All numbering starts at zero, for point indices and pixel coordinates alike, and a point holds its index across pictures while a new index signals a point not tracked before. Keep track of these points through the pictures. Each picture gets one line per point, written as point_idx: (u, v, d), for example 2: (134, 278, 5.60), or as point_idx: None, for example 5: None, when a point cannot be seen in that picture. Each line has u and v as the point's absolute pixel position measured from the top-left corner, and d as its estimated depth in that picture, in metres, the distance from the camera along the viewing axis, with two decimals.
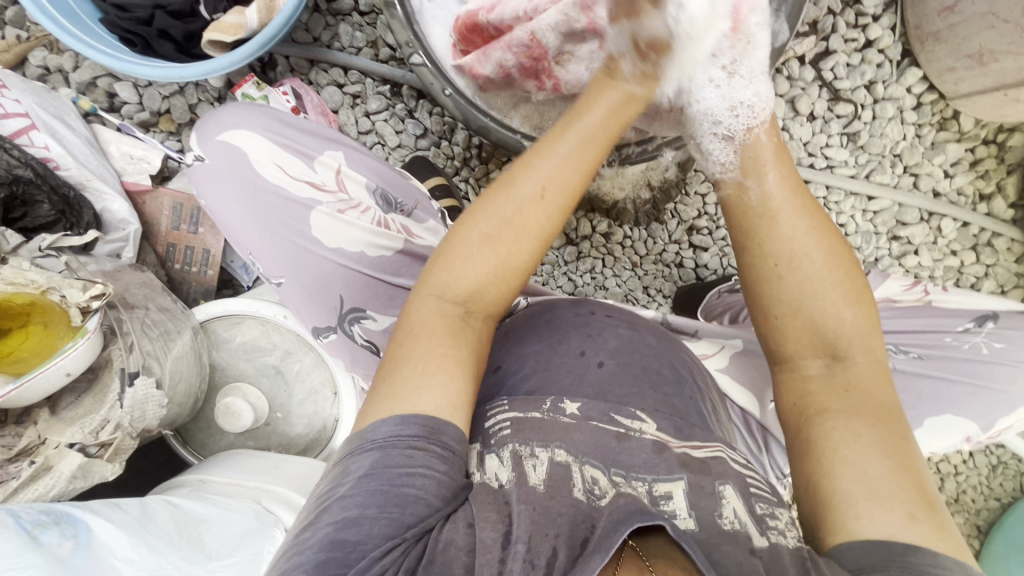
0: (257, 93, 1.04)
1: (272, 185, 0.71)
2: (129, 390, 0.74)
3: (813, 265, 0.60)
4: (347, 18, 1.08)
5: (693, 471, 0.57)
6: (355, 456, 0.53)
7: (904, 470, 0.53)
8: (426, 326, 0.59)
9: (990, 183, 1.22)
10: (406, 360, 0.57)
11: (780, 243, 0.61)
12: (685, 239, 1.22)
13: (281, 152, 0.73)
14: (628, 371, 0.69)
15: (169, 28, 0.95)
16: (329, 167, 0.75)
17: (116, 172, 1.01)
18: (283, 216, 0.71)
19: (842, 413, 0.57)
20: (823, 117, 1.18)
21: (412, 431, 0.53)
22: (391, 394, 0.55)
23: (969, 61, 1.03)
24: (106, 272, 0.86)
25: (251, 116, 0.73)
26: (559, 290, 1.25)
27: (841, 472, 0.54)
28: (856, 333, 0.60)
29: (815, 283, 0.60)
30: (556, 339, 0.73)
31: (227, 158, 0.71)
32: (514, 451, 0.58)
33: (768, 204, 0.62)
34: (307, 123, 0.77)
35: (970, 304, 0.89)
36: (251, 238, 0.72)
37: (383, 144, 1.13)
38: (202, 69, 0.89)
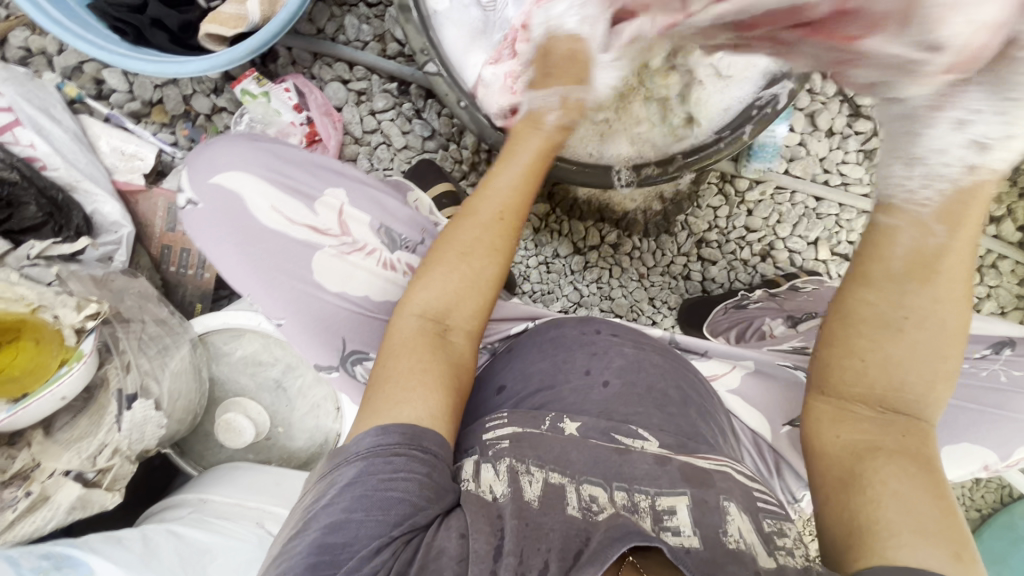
0: (257, 90, 0.97)
1: (270, 230, 0.68)
2: (127, 413, 0.72)
3: (929, 330, 0.54)
4: (353, 9, 1.02)
5: (696, 485, 0.57)
6: (340, 468, 0.53)
7: (940, 514, 0.51)
8: (408, 342, 0.60)
9: (1001, 207, 1.21)
10: (388, 380, 0.58)
11: (918, 298, 0.53)
12: (694, 251, 1.20)
13: (277, 194, 0.68)
14: (635, 392, 0.69)
15: (163, 18, 0.88)
16: (330, 207, 0.70)
17: (106, 170, 0.95)
18: (284, 262, 0.68)
19: (890, 457, 0.54)
20: (842, 133, 1.14)
21: (394, 439, 0.53)
22: (377, 408, 0.56)
23: None
24: (98, 279, 0.82)
25: (243, 154, 0.68)
26: (564, 299, 1.22)
27: (909, 504, 0.51)
28: (932, 396, 0.56)
29: (920, 349, 0.55)
30: (560, 357, 0.74)
31: (220, 202, 0.67)
32: (510, 466, 0.58)
33: (919, 257, 0.52)
34: (305, 155, 0.71)
35: (986, 330, 0.80)
36: (249, 283, 0.68)
37: (388, 145, 1.08)
38: (200, 65, 0.84)
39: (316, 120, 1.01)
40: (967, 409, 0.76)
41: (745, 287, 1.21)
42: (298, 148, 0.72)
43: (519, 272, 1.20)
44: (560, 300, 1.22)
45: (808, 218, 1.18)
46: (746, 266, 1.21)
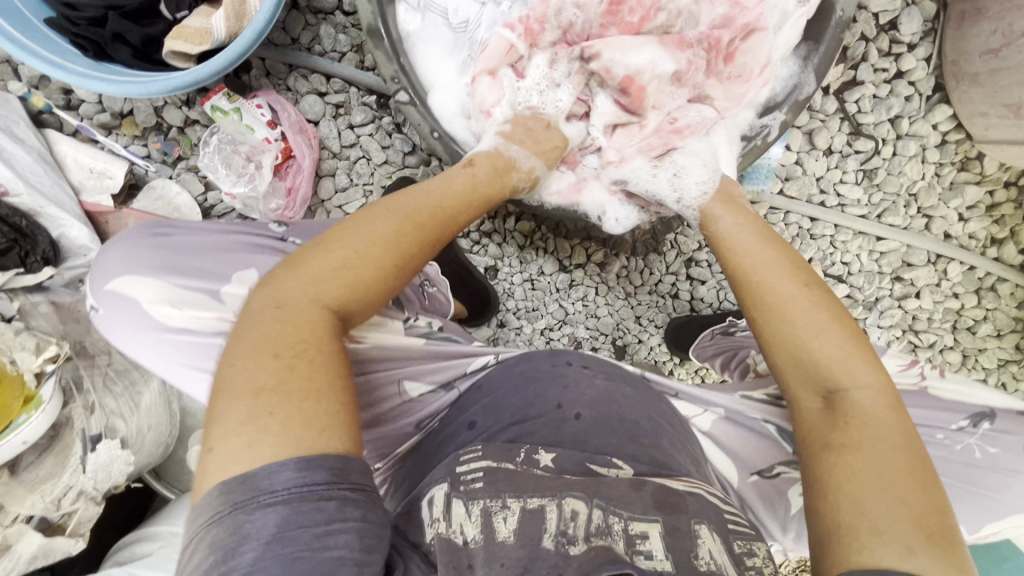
0: (229, 105, 0.95)
1: (172, 327, 0.66)
2: (92, 454, 0.72)
3: (811, 311, 0.62)
4: (329, 18, 0.97)
5: (669, 512, 0.57)
6: (250, 516, 0.42)
7: (903, 500, 0.50)
8: (282, 333, 0.50)
9: (1005, 229, 1.17)
10: (273, 383, 0.48)
11: (782, 292, 0.63)
12: (683, 270, 1.18)
13: (174, 290, 0.67)
14: (606, 423, 0.69)
15: (124, 33, 0.83)
16: (239, 295, 0.69)
17: (74, 188, 0.94)
18: (196, 354, 0.67)
19: (851, 449, 0.54)
20: (841, 151, 1.10)
21: (319, 479, 0.44)
22: (266, 435, 0.45)
23: (1005, 110, 0.94)
24: (64, 309, 0.81)
25: (134, 252, 0.68)
26: (549, 316, 1.20)
27: (873, 499, 0.50)
28: (867, 371, 0.58)
29: (816, 329, 0.60)
30: (531, 391, 0.72)
31: (117, 305, 0.66)
32: (484, 509, 0.55)
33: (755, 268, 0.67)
34: (203, 244, 0.72)
35: (972, 399, 0.76)
36: (167, 374, 0.68)
37: (368, 160, 1.04)
38: (163, 86, 0.80)
39: (290, 137, 0.97)
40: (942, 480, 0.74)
41: (733, 307, 1.20)
42: (196, 236, 0.73)
43: (503, 290, 1.18)
44: (545, 317, 1.19)
45: (802, 238, 1.15)
46: None
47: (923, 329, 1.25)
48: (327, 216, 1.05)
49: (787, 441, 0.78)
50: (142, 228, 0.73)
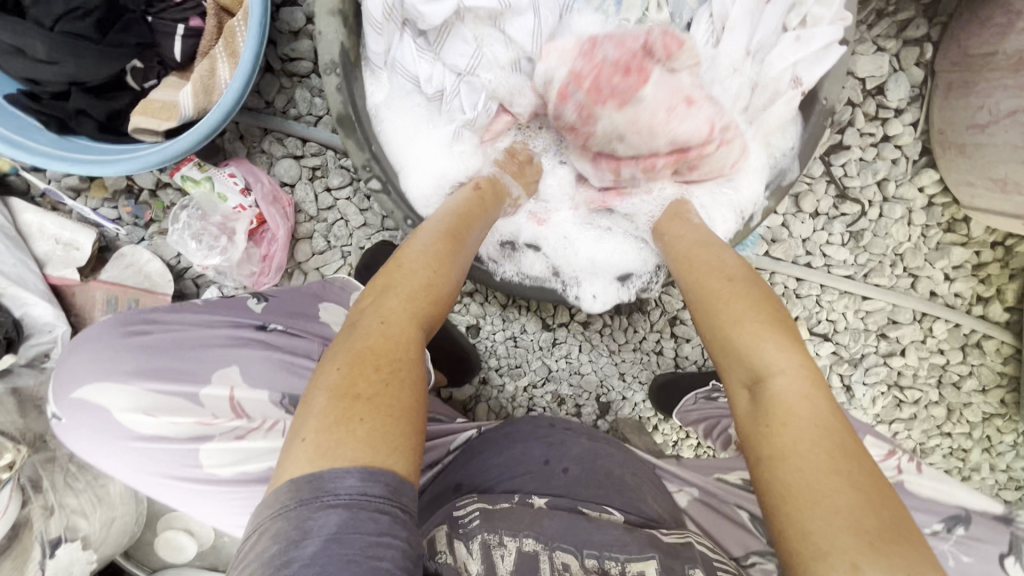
0: (199, 175, 0.91)
1: (143, 436, 0.66)
2: (50, 559, 0.70)
3: (744, 308, 0.65)
4: (304, 81, 0.95)
5: (664, 552, 0.62)
6: (315, 516, 0.46)
7: (836, 508, 0.48)
8: (381, 344, 0.56)
9: (991, 288, 1.16)
10: (370, 387, 0.53)
11: (723, 297, 0.67)
12: (667, 328, 1.16)
13: (148, 397, 0.67)
14: (593, 475, 0.75)
15: (87, 108, 0.80)
16: (219, 395, 0.70)
17: (38, 260, 0.91)
18: (170, 460, 0.67)
19: (786, 445, 0.54)
20: (827, 213, 1.09)
21: (378, 490, 0.47)
22: (355, 434, 0.49)
23: (992, 184, 0.93)
24: (26, 397, 0.78)
25: (106, 357, 0.68)
26: (532, 373, 1.18)
27: (807, 513, 0.49)
28: (789, 364, 0.59)
29: (748, 325, 0.63)
30: (520, 448, 0.79)
31: (88, 413, 0.66)
32: (483, 542, 0.60)
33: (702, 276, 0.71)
34: (182, 342, 0.72)
35: (944, 500, 0.78)
36: (139, 479, 0.68)
37: (345, 222, 1.02)
38: (127, 166, 0.78)
39: (263, 210, 0.94)
40: None
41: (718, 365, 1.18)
42: (176, 331, 0.73)
43: (485, 348, 1.16)
44: (528, 375, 1.18)
45: (788, 297, 1.13)
46: None
47: (908, 385, 1.24)
48: (304, 278, 1.03)
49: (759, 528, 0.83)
50: (119, 319, 0.72)
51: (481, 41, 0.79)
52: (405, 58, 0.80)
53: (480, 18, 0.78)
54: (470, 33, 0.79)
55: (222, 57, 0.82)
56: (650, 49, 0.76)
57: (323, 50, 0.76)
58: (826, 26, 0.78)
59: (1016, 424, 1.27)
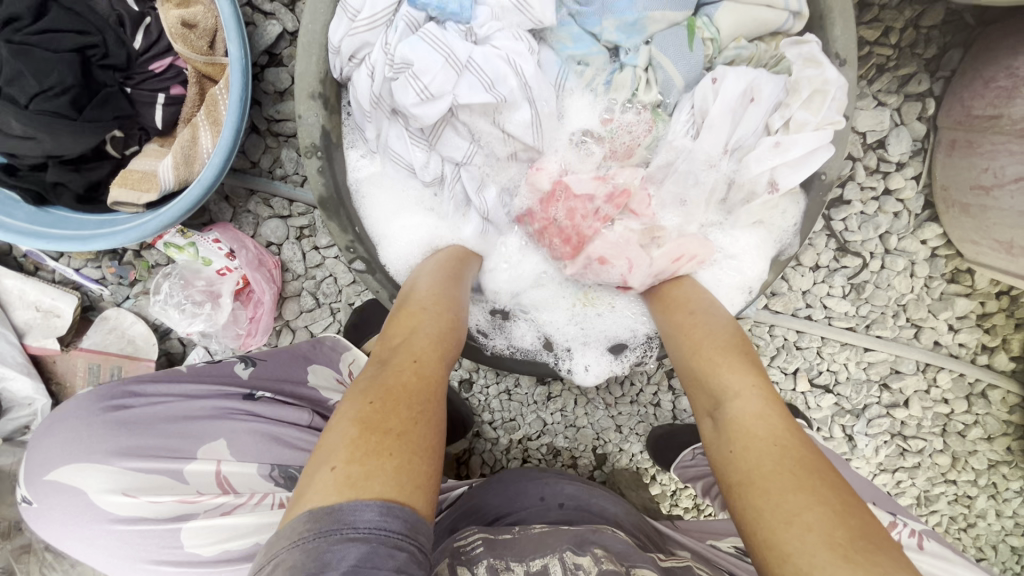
0: (182, 242, 0.89)
1: (123, 518, 0.58)
2: None
3: (706, 344, 0.68)
4: (291, 141, 0.93)
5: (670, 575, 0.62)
6: (333, 549, 0.42)
7: (807, 525, 0.48)
8: (402, 381, 0.55)
9: (996, 338, 1.13)
10: (386, 421, 0.51)
11: (686, 338, 0.70)
12: (665, 381, 1.14)
13: (134, 476, 0.59)
14: (585, 513, 0.80)
15: (65, 181, 0.78)
16: (203, 472, 0.63)
17: (18, 329, 0.89)
18: (151, 546, 0.58)
19: (752, 472, 0.55)
20: (828, 267, 1.06)
21: (396, 526, 0.44)
22: (366, 468, 0.47)
23: (997, 245, 0.90)
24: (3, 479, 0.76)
25: (90, 433, 0.61)
26: (527, 426, 1.15)
27: (784, 535, 0.49)
28: (748, 391, 0.61)
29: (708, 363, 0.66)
30: (516, 490, 0.83)
31: (63, 500, 0.57)
32: (491, 564, 0.61)
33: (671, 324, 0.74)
34: (166, 414, 0.66)
35: None
36: (115, 569, 0.59)
37: (334, 280, 1.00)
38: (106, 240, 0.76)
39: (248, 276, 0.92)
40: None
41: None
42: (161, 403, 0.67)
43: (478, 402, 1.14)
44: (522, 428, 1.15)
45: (788, 350, 1.11)
46: None
47: (912, 434, 1.21)
48: (292, 336, 1.01)
49: None
50: (100, 392, 0.65)
51: (479, 135, 0.77)
52: (394, 140, 0.78)
53: (477, 112, 0.74)
54: (464, 125, 0.76)
55: (204, 126, 0.80)
56: (609, 198, 0.77)
57: (302, 135, 0.75)
58: (811, 132, 0.74)
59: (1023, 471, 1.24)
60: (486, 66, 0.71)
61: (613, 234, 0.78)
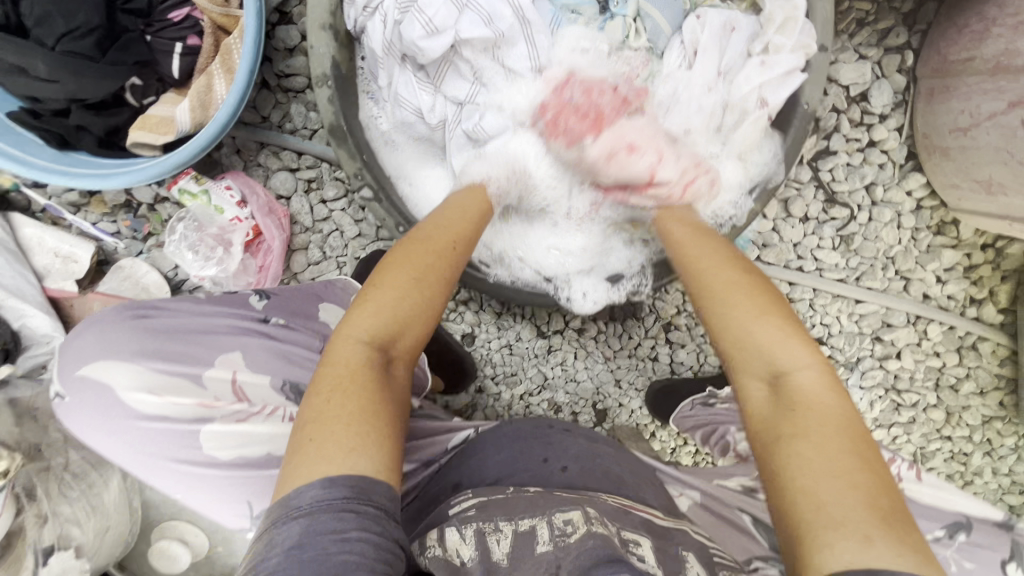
0: (197, 189, 0.93)
1: (148, 416, 0.60)
2: (43, 570, 0.69)
3: (738, 294, 0.63)
4: (300, 96, 0.97)
5: (655, 536, 0.63)
6: (281, 526, 0.46)
7: (852, 492, 0.48)
8: (352, 372, 0.55)
9: (983, 289, 1.17)
10: (329, 412, 0.52)
11: (720, 282, 0.65)
12: (662, 334, 1.17)
13: (157, 377, 0.61)
14: (588, 473, 0.77)
15: (87, 124, 0.82)
16: (222, 379, 0.65)
17: (37, 273, 0.92)
18: (171, 445, 0.61)
19: (795, 435, 0.53)
20: (817, 218, 1.10)
21: (340, 494, 0.47)
22: (318, 453, 0.49)
23: (976, 186, 0.94)
24: (21, 408, 0.79)
25: (114, 333, 0.62)
26: (528, 381, 1.18)
27: (826, 496, 0.48)
28: (795, 353, 0.58)
29: (749, 314, 0.61)
30: (518, 449, 0.80)
31: (89, 394, 0.60)
32: (478, 528, 0.59)
33: (694, 263, 0.69)
34: (187, 325, 0.67)
35: (947, 505, 0.74)
36: (135, 466, 0.62)
37: (341, 233, 1.04)
38: (126, 179, 0.80)
39: (259, 220, 0.96)
40: None
41: (713, 370, 1.19)
42: (181, 315, 0.68)
43: (480, 356, 1.17)
44: (524, 382, 1.18)
45: None
46: None
47: (906, 387, 1.24)
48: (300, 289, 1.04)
49: (762, 534, 0.83)
50: (123, 304, 0.66)
51: (480, 74, 0.83)
52: (404, 86, 0.83)
53: (478, 48, 0.81)
54: (467, 66, 0.83)
55: (218, 74, 0.84)
56: (622, 87, 0.82)
57: (314, 65, 0.79)
58: (787, 54, 0.82)
59: (1016, 427, 1.27)
60: (484, 1, 0.79)
61: (635, 122, 0.79)
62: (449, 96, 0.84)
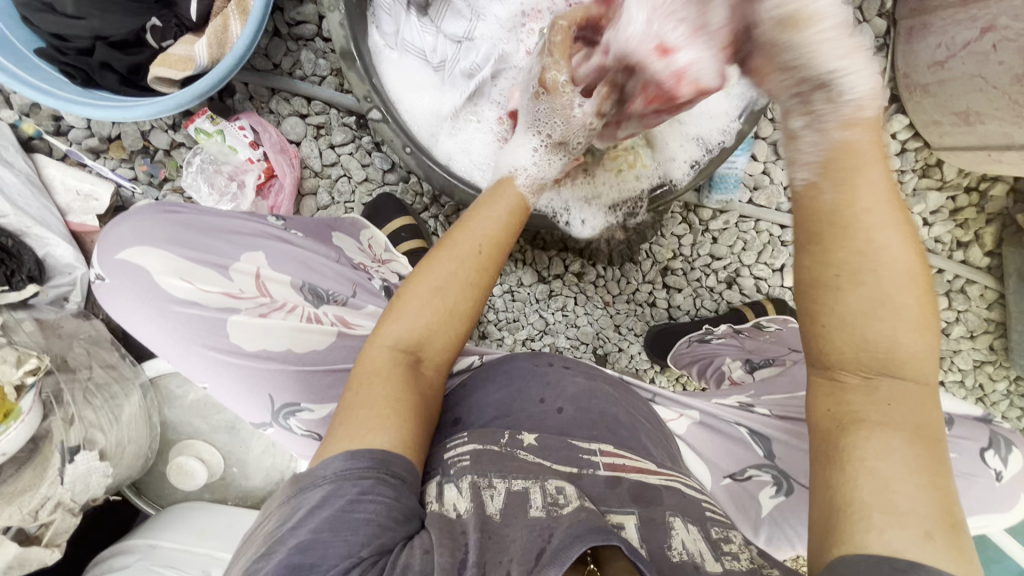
0: (212, 128, 0.98)
1: (179, 300, 0.65)
2: (69, 467, 0.73)
3: (883, 268, 0.48)
4: (310, 44, 1.02)
5: (644, 504, 0.56)
6: (305, 492, 0.50)
7: (928, 495, 0.44)
8: (381, 375, 0.58)
9: (969, 232, 1.21)
10: (357, 406, 0.56)
11: (866, 243, 0.49)
12: (659, 279, 1.20)
13: (188, 265, 0.67)
14: (588, 416, 0.70)
15: (111, 61, 0.87)
16: (246, 273, 0.70)
17: (61, 209, 0.97)
18: (198, 329, 0.66)
19: (880, 425, 0.47)
20: None
21: (361, 464, 0.50)
22: (345, 432, 0.53)
23: (956, 118, 0.99)
24: (46, 327, 0.83)
25: (151, 225, 0.68)
26: (530, 326, 1.21)
27: (892, 487, 0.44)
28: (916, 351, 0.48)
29: (886, 293, 0.48)
30: (515, 388, 0.73)
31: (127, 277, 0.65)
32: (472, 482, 0.55)
33: (842, 208, 0.49)
34: (214, 226, 0.72)
35: None
36: (167, 349, 0.67)
37: (348, 178, 1.08)
38: (148, 110, 0.84)
39: (272, 157, 1.01)
40: None
41: (710, 314, 1.22)
42: (209, 216, 0.73)
43: (483, 302, 1.21)
44: (525, 328, 1.21)
45: (773, 245, 1.18)
46: (712, 293, 1.22)
47: None
48: None
49: (758, 444, 0.81)
50: (159, 205, 0.72)
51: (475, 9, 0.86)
52: (409, 31, 0.86)
53: None
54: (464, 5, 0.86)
55: (234, 14, 0.88)
56: None
57: None
58: None
59: (1006, 370, 1.29)
60: None
61: None
62: (448, 34, 0.87)
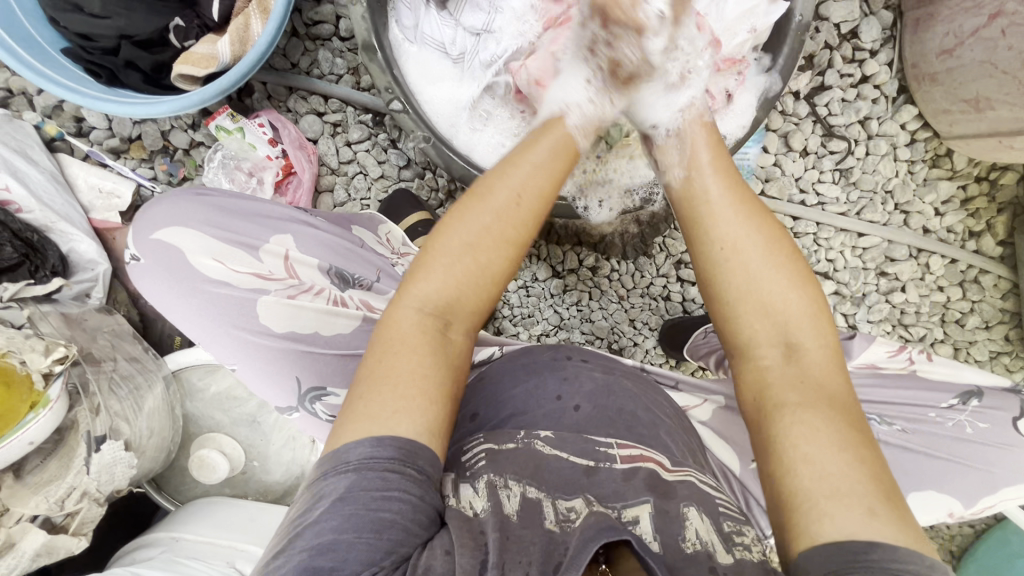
0: (232, 125, 0.99)
1: (211, 278, 0.66)
2: (95, 455, 0.73)
3: (753, 256, 0.58)
4: (327, 43, 1.04)
5: (659, 494, 0.53)
6: (330, 478, 0.47)
7: (858, 464, 0.47)
8: (410, 340, 0.53)
9: (981, 221, 1.21)
10: (383, 377, 0.51)
11: (724, 232, 0.60)
12: (673, 273, 1.21)
13: (222, 245, 0.68)
14: (605, 414, 0.65)
15: (135, 59, 0.89)
16: (275, 254, 0.71)
17: (83, 207, 0.99)
18: (228, 308, 0.65)
19: (798, 406, 0.52)
20: (817, 152, 1.15)
21: (387, 454, 0.47)
22: (370, 412, 0.49)
23: (965, 105, 1.00)
24: (71, 320, 0.84)
25: (186, 206, 0.69)
26: (545, 321, 1.22)
27: (826, 465, 0.48)
28: (801, 317, 0.57)
29: (756, 270, 0.58)
30: (532, 383, 0.69)
31: (162, 256, 0.67)
32: (489, 481, 0.53)
33: (710, 199, 0.62)
34: (245, 209, 0.73)
35: (956, 379, 0.80)
36: (195, 331, 0.67)
37: (365, 175, 1.09)
38: (170, 106, 0.85)
39: (290, 153, 1.03)
40: (931, 456, 0.75)
41: None
42: (240, 199, 0.74)
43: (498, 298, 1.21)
44: (541, 323, 1.22)
45: None
46: None
47: (913, 324, 1.27)
48: None
49: None
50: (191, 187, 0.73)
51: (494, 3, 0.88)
52: (428, 25, 0.89)
53: None
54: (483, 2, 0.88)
55: (255, 14, 0.91)
56: None
57: None
58: None
59: None
60: None
61: None
62: (466, 27, 0.89)
